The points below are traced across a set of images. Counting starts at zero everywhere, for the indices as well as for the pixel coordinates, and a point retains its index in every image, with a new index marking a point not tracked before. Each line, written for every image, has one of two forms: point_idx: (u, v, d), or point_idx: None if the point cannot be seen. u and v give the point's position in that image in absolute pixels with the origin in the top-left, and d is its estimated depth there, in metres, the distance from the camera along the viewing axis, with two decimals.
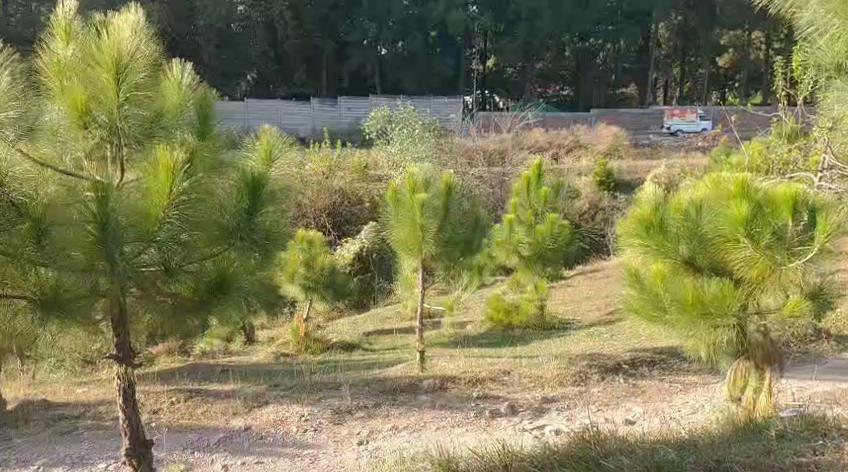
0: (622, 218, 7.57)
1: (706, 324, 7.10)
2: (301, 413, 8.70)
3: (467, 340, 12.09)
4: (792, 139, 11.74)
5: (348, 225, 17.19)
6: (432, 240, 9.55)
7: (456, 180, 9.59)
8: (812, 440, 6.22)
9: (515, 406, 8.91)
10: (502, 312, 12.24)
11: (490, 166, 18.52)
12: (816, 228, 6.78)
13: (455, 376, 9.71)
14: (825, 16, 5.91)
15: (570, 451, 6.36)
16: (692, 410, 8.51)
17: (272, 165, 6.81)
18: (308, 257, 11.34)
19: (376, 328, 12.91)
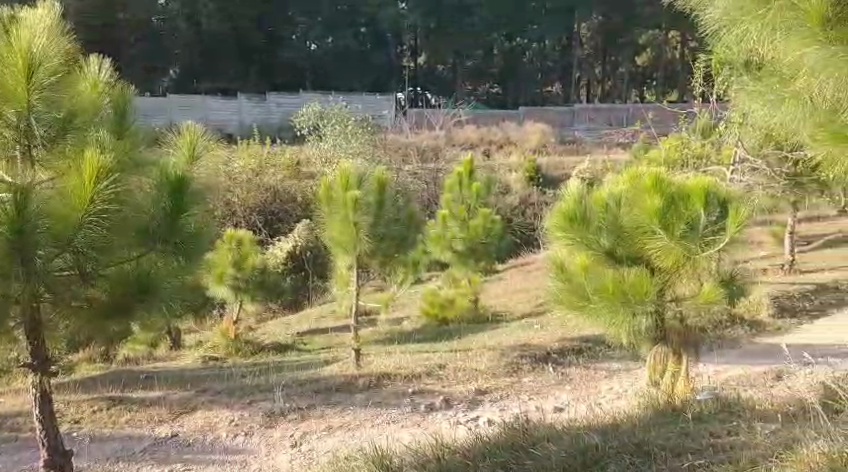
0: (549, 211, 7.82)
1: (625, 311, 7.42)
2: (230, 418, 8.83)
3: (399, 334, 12.29)
4: (705, 135, 12.16)
5: (280, 224, 17.20)
6: (367, 236, 9.73)
7: (389, 176, 9.77)
8: (727, 421, 6.51)
9: (449, 400, 9.13)
10: (437, 306, 12.30)
11: (423, 163, 18.65)
12: (725, 219, 7.27)
13: (390, 372, 9.91)
14: (726, 20, 6.09)
15: (496, 442, 6.58)
16: (616, 397, 8.81)
17: (195, 163, 7.06)
18: (238, 257, 11.41)
19: (309, 328, 13.04)
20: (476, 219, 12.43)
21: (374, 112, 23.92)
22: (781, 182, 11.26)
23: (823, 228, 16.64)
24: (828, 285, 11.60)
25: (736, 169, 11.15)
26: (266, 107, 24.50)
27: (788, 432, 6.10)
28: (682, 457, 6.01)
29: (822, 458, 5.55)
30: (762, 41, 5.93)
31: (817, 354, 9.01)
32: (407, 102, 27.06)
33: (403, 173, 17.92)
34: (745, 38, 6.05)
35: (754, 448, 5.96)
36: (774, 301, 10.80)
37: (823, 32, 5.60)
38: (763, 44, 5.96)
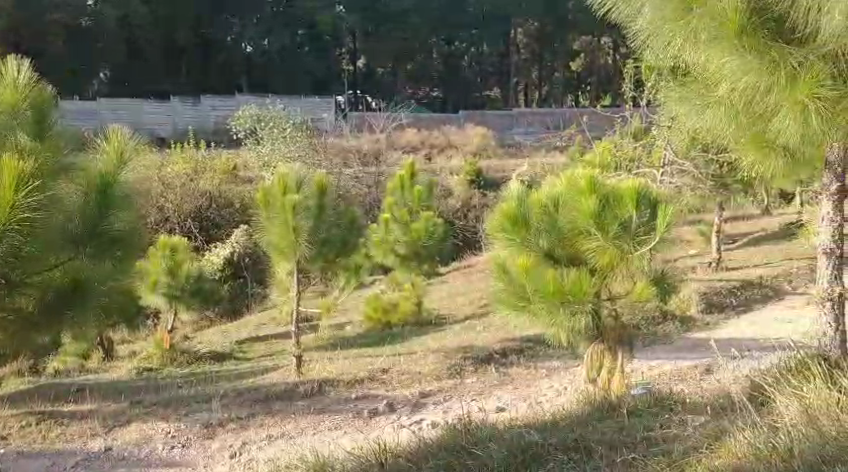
0: (489, 214, 8.07)
1: (564, 311, 7.67)
2: (167, 430, 8.85)
3: (341, 337, 12.39)
4: (637, 137, 12.52)
5: (216, 229, 17.12)
6: (306, 241, 9.82)
7: (328, 180, 9.87)
8: (660, 414, 6.73)
9: (393, 404, 9.27)
10: (380, 311, 12.37)
11: (364, 166, 18.78)
12: (655, 219, 7.64)
13: (333, 378, 10.02)
14: (661, 24, 6.31)
15: (438, 444, 6.67)
16: (555, 394, 9.01)
17: (120, 165, 7.77)
18: (171, 264, 11.39)
19: (250, 335, 13.08)
20: (419, 222, 12.64)
21: (314, 115, 23.99)
22: (708, 184, 11.63)
23: (750, 226, 17.09)
24: (754, 281, 11.93)
25: (666, 170, 11.46)
26: (200, 110, 24.41)
27: (717, 424, 6.29)
28: (619, 451, 6.19)
29: (750, 448, 5.78)
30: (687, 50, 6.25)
31: (745, 348, 9.29)
32: (347, 106, 27.15)
33: (344, 177, 18.01)
34: (677, 45, 6.31)
35: (686, 441, 6.17)
36: (705, 298, 11.11)
37: (741, 37, 5.98)
38: (688, 52, 6.30)
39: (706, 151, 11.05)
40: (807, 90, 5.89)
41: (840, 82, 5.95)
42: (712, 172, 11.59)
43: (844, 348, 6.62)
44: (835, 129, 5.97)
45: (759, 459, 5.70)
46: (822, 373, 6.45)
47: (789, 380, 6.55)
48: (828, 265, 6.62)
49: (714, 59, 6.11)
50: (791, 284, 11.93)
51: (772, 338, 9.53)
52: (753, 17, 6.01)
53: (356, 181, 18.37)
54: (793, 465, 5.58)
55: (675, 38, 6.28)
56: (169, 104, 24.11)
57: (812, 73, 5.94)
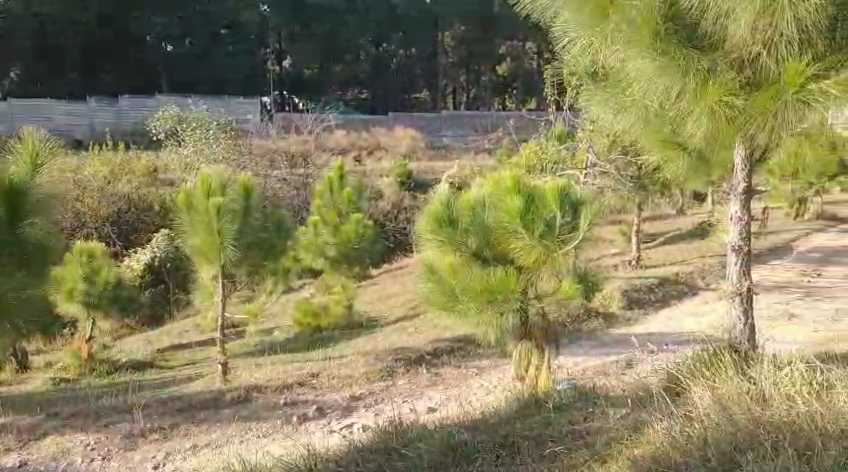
0: (418, 216, 8.40)
1: (492, 310, 8.00)
2: (86, 442, 8.82)
3: (270, 342, 12.44)
4: (561, 140, 12.80)
5: (136, 234, 16.94)
6: (231, 245, 9.86)
7: (252, 182, 9.98)
8: (585, 406, 6.98)
9: (323, 409, 9.37)
10: (310, 315, 12.32)
11: (292, 167, 18.83)
12: (578, 217, 8.01)
13: (261, 385, 10.09)
14: (583, 30, 6.69)
15: (366, 446, 6.78)
16: (484, 394, 9.20)
17: (37, 170, 7.93)
18: (89, 270, 11.33)
19: (174, 343, 13.05)
20: (349, 224, 12.77)
21: (240, 117, 23.91)
22: (628, 184, 11.89)
23: (669, 226, 17.49)
24: (672, 278, 12.26)
25: (588, 173, 11.75)
26: (118, 110, 24.19)
27: (637, 415, 6.52)
28: (545, 446, 6.40)
29: (667, 438, 6.03)
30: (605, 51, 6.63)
31: (666, 342, 9.58)
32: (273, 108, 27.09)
33: (271, 179, 18.04)
34: (596, 50, 6.70)
35: (608, 433, 6.38)
36: (626, 295, 11.36)
37: (654, 42, 6.37)
38: (604, 53, 6.68)
39: (626, 153, 11.34)
40: (715, 95, 6.31)
41: (746, 88, 6.35)
42: (631, 174, 11.84)
43: (753, 341, 6.91)
44: (738, 131, 6.39)
45: (675, 448, 5.95)
46: (733, 364, 6.75)
47: (704, 371, 6.83)
48: (736, 263, 6.87)
49: (628, 60, 6.49)
50: (705, 280, 12.33)
51: (688, 333, 9.83)
52: (667, 23, 6.41)
53: (284, 183, 18.39)
54: (707, 452, 5.85)
55: (593, 39, 6.66)
56: (86, 105, 23.80)
57: (721, 78, 6.34)
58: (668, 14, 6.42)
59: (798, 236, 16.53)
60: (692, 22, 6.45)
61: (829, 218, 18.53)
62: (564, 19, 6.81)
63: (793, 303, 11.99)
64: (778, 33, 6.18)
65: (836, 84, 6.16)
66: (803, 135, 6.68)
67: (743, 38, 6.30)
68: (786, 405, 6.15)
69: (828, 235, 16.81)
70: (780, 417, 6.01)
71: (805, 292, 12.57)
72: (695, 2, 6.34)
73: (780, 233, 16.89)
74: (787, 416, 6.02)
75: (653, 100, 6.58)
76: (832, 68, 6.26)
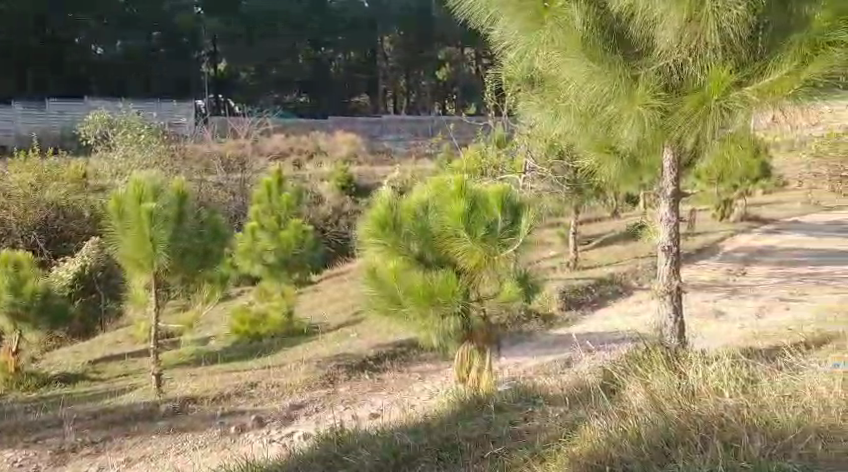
0: (361, 219, 8.55)
1: (435, 312, 8.19)
2: (14, 459, 8.77)
3: (208, 350, 12.38)
4: (501, 145, 12.96)
5: (66, 243, 16.62)
6: (165, 251, 9.87)
7: (186, 187, 10.00)
8: (525, 407, 7.12)
9: (263, 418, 9.39)
10: (247, 323, 12.24)
11: (227, 171, 18.75)
12: (518, 222, 8.16)
13: (197, 395, 10.10)
14: (515, 37, 7.30)
15: (305, 455, 6.84)
16: (426, 398, 9.29)
17: None
18: (15, 281, 11.19)
19: (107, 353, 12.94)
20: (288, 229, 12.81)
21: (173, 121, 23.73)
22: (565, 188, 12.18)
23: (603, 229, 17.71)
24: (607, 278, 12.45)
25: (528, 177, 11.88)
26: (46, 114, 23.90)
27: (574, 414, 6.69)
28: (485, 447, 6.52)
29: (603, 435, 6.18)
30: (542, 57, 7.23)
31: (601, 341, 9.79)
32: (208, 112, 26.95)
33: (207, 184, 17.92)
34: (528, 56, 7.32)
35: (547, 432, 6.54)
36: (563, 296, 11.50)
37: (584, 49, 7.00)
38: (538, 59, 7.27)
39: (564, 158, 11.49)
40: (642, 101, 6.92)
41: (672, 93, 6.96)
42: (567, 178, 12.05)
43: (682, 340, 7.34)
44: (665, 135, 7.02)
45: (611, 444, 6.10)
46: (664, 361, 7.04)
47: (637, 368, 7.08)
48: (666, 262, 7.34)
49: (563, 66, 7.10)
50: (639, 280, 12.53)
51: (622, 332, 10.04)
52: (596, 33, 7.02)
53: (220, 188, 18.30)
54: (641, 447, 6.02)
55: (529, 45, 7.23)
56: (13, 110, 23.45)
57: (647, 85, 6.97)
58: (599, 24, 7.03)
59: (724, 237, 16.90)
60: (623, 31, 7.07)
61: (753, 218, 18.91)
62: (501, 27, 7.38)
63: (720, 301, 12.27)
64: (702, 41, 6.82)
65: (755, 90, 6.80)
66: (726, 140, 7.25)
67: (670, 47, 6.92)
68: (715, 400, 6.37)
69: (755, 235, 17.20)
70: (708, 412, 6.21)
71: (731, 290, 12.86)
72: (622, 12, 6.94)
73: (707, 234, 17.21)
74: (716, 411, 6.22)
75: (585, 104, 7.18)
76: (752, 75, 6.88)
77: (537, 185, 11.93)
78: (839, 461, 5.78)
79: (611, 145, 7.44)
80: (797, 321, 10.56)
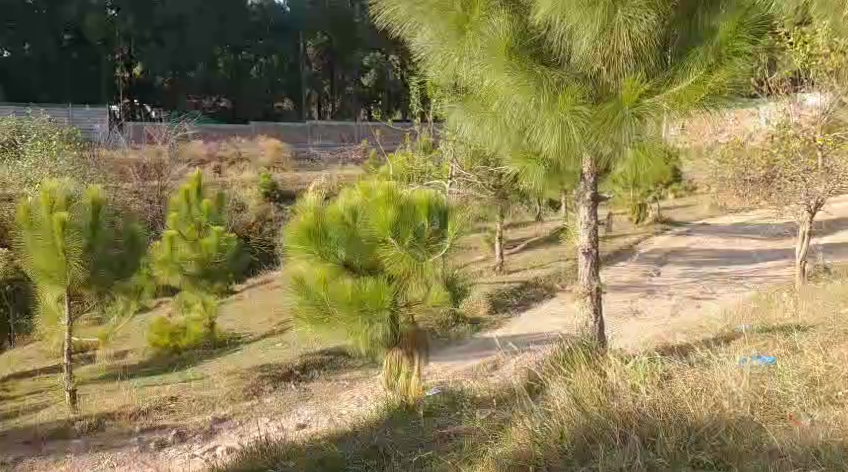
0: (286, 226, 8.50)
1: (363, 320, 8.26)
2: None
3: (129, 364, 12.14)
4: (428, 150, 13.10)
5: None
6: (79, 261, 9.79)
7: (102, 197, 9.93)
8: (454, 411, 7.21)
9: (184, 433, 9.36)
10: (167, 335, 12.03)
11: (144, 179, 18.53)
12: (446, 228, 8.38)
13: (114, 412, 9.97)
14: (439, 42, 7.52)
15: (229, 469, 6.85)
16: (353, 406, 9.33)
17: None
18: None
19: (21, 369, 12.72)
20: (210, 238, 12.48)
21: (86, 127, 23.32)
22: (491, 193, 12.26)
23: (526, 233, 17.91)
24: (531, 281, 12.60)
25: (454, 183, 11.96)
26: None
27: (502, 414, 6.84)
28: (413, 452, 6.61)
29: (528, 435, 6.35)
30: (463, 67, 7.47)
31: (525, 343, 9.93)
32: (124, 118, 26.52)
33: (122, 192, 17.68)
34: (452, 62, 7.53)
35: (472, 435, 6.66)
36: (490, 299, 11.66)
37: (508, 57, 7.24)
38: (461, 65, 7.49)
39: (490, 164, 11.59)
40: (565, 107, 7.22)
41: (590, 100, 7.30)
42: (493, 184, 12.17)
43: (603, 338, 7.72)
44: (586, 142, 7.32)
45: (536, 445, 6.28)
46: (584, 358, 7.28)
47: (560, 369, 7.27)
48: (586, 263, 7.74)
49: (488, 73, 7.32)
50: (564, 282, 12.70)
51: (547, 333, 10.20)
52: (517, 39, 7.30)
53: (137, 196, 18.09)
54: (564, 446, 6.23)
55: (455, 50, 7.46)
56: None
57: (567, 91, 7.26)
58: (517, 34, 7.32)
59: (641, 238, 17.23)
60: (541, 41, 7.37)
61: (667, 221, 19.29)
62: (423, 34, 7.58)
63: (636, 300, 12.52)
64: (614, 49, 7.19)
65: (667, 98, 7.20)
66: (640, 147, 7.65)
67: (585, 55, 7.26)
68: (632, 395, 6.52)
69: (669, 236, 17.57)
70: (628, 408, 6.36)
71: (646, 290, 13.10)
72: (542, 21, 7.25)
73: (625, 236, 17.51)
74: (634, 406, 6.39)
75: (509, 111, 7.42)
76: (662, 84, 7.29)
77: (463, 191, 12.05)
78: (749, 453, 6.04)
79: (535, 151, 7.68)
80: (708, 319, 10.81)
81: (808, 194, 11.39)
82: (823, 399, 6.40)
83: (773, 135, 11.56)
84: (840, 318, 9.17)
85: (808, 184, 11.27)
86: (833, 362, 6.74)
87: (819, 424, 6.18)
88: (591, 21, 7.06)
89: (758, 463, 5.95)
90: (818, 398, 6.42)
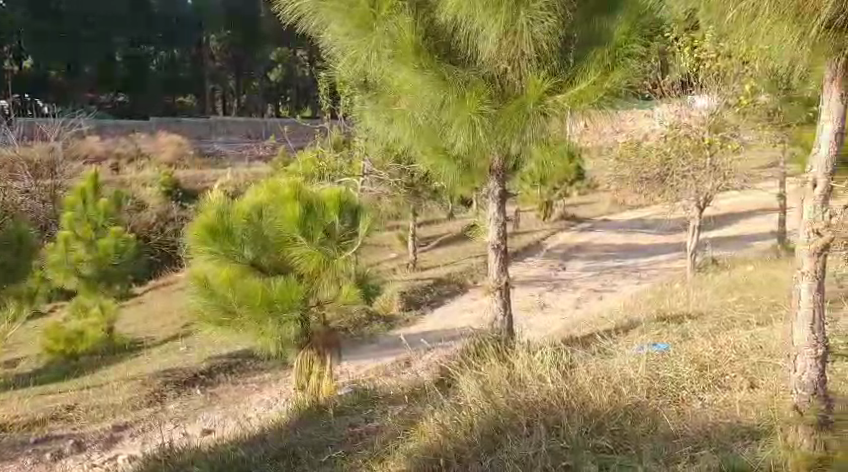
0: (189, 223, 8.31)
1: (272, 319, 8.12)
2: None
3: (23, 372, 11.68)
4: (339, 147, 12.95)
5: None
6: None
7: None
8: (365, 410, 7.09)
9: (82, 442, 9.00)
10: (62, 341, 11.49)
11: (37, 178, 17.91)
12: (358, 226, 8.25)
13: (7, 422, 9.56)
14: (343, 40, 7.40)
15: None
16: (263, 409, 9.11)
17: None
18: None
19: None
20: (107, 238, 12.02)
21: None
22: (402, 191, 12.15)
23: (437, 230, 17.87)
24: (443, 278, 12.51)
25: (366, 180, 11.81)
26: None
27: (413, 411, 6.74)
28: (323, 453, 6.44)
29: (438, 428, 6.24)
30: (370, 62, 7.35)
31: (437, 339, 9.87)
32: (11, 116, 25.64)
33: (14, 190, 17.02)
34: (358, 59, 7.43)
35: (382, 432, 6.54)
36: (403, 296, 11.53)
37: (416, 59, 7.15)
38: (368, 63, 7.37)
39: (401, 162, 11.50)
40: (472, 106, 7.11)
41: (495, 100, 7.25)
42: (405, 181, 12.08)
43: (512, 330, 7.80)
44: (494, 141, 7.27)
45: (446, 436, 6.17)
46: (495, 352, 7.23)
47: (471, 363, 7.19)
48: (495, 258, 7.76)
49: (396, 72, 7.21)
50: (475, 278, 12.66)
51: (457, 329, 10.14)
52: (423, 38, 7.21)
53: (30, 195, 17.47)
54: (472, 437, 6.12)
55: (360, 49, 7.33)
56: None
57: (475, 91, 7.17)
58: (422, 30, 7.22)
59: (548, 235, 17.33)
60: (448, 40, 7.30)
61: (572, 218, 19.44)
62: (329, 30, 7.45)
63: (545, 294, 12.54)
64: (517, 51, 7.18)
65: (566, 98, 7.20)
66: (546, 146, 7.65)
67: (490, 57, 7.23)
68: (536, 385, 6.44)
69: (575, 232, 17.71)
70: (537, 398, 6.28)
71: (553, 284, 13.13)
72: (447, 21, 7.18)
73: (532, 232, 17.57)
74: (542, 393, 6.32)
75: (417, 110, 7.34)
76: (564, 84, 7.32)
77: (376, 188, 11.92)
78: (635, 437, 6.00)
79: (445, 149, 7.62)
80: (609, 310, 10.91)
81: (697, 192, 11.74)
82: (711, 383, 6.58)
83: (666, 134, 11.69)
84: (727, 306, 9.38)
85: (697, 181, 11.62)
86: (720, 351, 7.01)
87: (707, 406, 6.30)
88: (497, 21, 6.94)
89: (654, 445, 5.89)
90: (707, 382, 6.58)
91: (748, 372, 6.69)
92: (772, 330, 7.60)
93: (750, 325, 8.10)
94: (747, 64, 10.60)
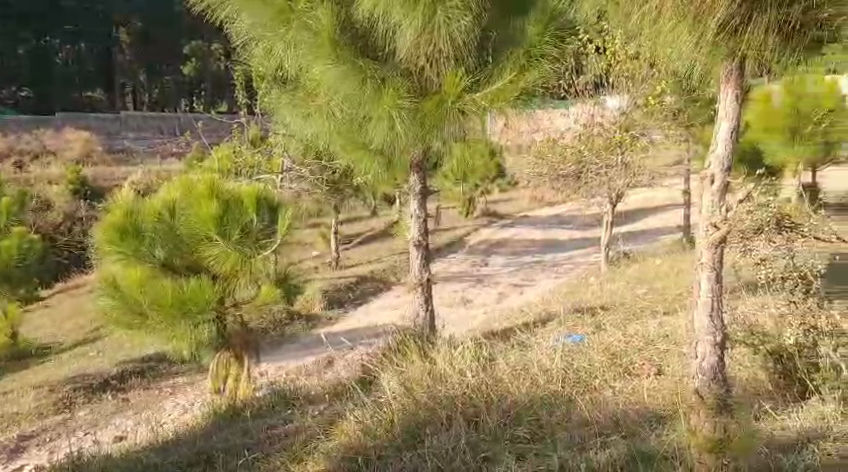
0: (98, 222, 8.12)
1: (186, 321, 7.98)
2: None
3: None
4: (256, 144, 12.78)
5: None
6: None
7: None
8: (284, 411, 6.99)
9: None
10: None
11: None
12: (276, 224, 8.03)
13: None
14: (259, 32, 7.33)
15: None
16: (179, 413, 8.92)
17: None
18: None
19: None
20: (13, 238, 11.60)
21: None
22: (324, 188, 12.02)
23: (361, 227, 17.81)
24: (366, 275, 12.44)
25: (286, 178, 11.66)
26: None
27: (333, 410, 6.64)
28: (240, 456, 6.26)
29: (358, 426, 6.14)
30: (287, 55, 7.25)
31: (359, 338, 9.78)
32: None
33: None
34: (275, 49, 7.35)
35: (301, 433, 6.42)
36: (325, 295, 11.42)
37: (334, 51, 7.00)
38: (286, 55, 7.27)
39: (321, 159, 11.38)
40: (389, 104, 7.01)
41: (412, 97, 7.13)
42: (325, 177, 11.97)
43: (434, 326, 7.75)
44: (410, 138, 7.17)
45: (367, 434, 6.06)
46: (417, 347, 7.17)
47: (391, 360, 7.11)
48: (418, 255, 7.74)
49: (314, 67, 7.08)
50: (396, 275, 12.61)
51: (376, 327, 10.08)
52: (340, 33, 7.05)
53: None
54: (393, 433, 6.03)
55: (279, 41, 7.22)
56: None
57: (392, 87, 7.06)
58: (340, 25, 7.09)
59: (468, 231, 17.38)
60: (367, 32, 7.14)
61: (492, 215, 19.52)
62: (246, 20, 7.34)
63: (465, 290, 12.55)
64: (434, 48, 7.03)
65: (483, 96, 7.17)
66: (464, 143, 7.61)
67: (409, 53, 7.09)
68: (457, 378, 6.37)
69: (494, 228, 17.79)
70: (455, 391, 6.23)
71: (474, 280, 13.15)
72: (366, 17, 7.04)
73: (452, 229, 17.60)
74: (465, 387, 6.26)
75: (335, 102, 7.27)
76: (481, 83, 7.27)
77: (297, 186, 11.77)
78: (550, 429, 5.92)
79: (367, 146, 7.45)
80: (527, 304, 10.96)
81: (610, 187, 11.95)
82: (621, 372, 6.60)
83: (581, 132, 11.76)
84: (636, 298, 9.49)
85: (608, 178, 11.78)
86: (628, 341, 7.11)
87: (618, 393, 6.27)
88: (414, 18, 6.83)
89: (568, 433, 5.86)
90: (618, 369, 6.61)
91: (656, 361, 6.74)
92: (681, 319, 7.70)
93: (655, 314, 8.25)
94: (652, 67, 10.68)
